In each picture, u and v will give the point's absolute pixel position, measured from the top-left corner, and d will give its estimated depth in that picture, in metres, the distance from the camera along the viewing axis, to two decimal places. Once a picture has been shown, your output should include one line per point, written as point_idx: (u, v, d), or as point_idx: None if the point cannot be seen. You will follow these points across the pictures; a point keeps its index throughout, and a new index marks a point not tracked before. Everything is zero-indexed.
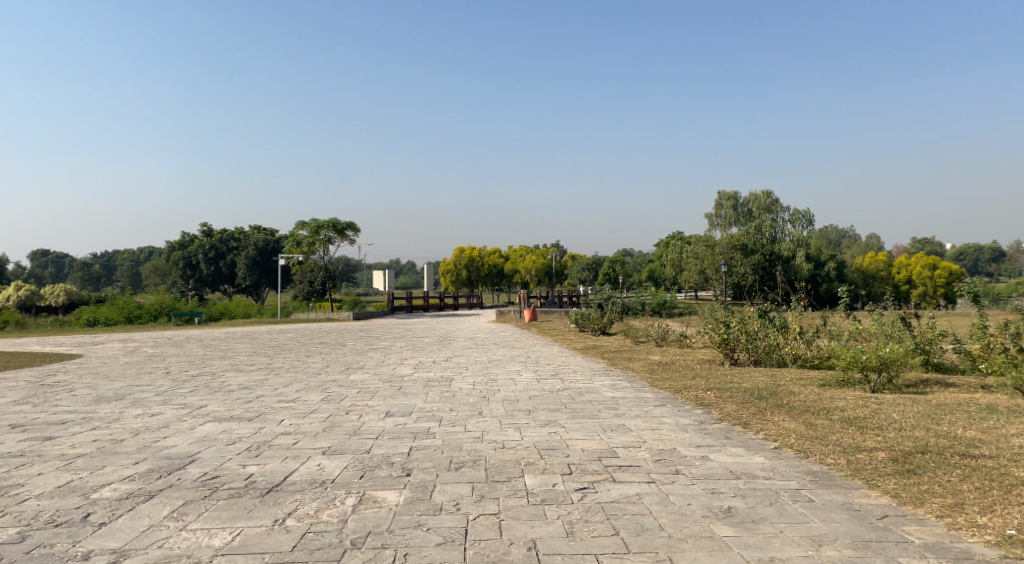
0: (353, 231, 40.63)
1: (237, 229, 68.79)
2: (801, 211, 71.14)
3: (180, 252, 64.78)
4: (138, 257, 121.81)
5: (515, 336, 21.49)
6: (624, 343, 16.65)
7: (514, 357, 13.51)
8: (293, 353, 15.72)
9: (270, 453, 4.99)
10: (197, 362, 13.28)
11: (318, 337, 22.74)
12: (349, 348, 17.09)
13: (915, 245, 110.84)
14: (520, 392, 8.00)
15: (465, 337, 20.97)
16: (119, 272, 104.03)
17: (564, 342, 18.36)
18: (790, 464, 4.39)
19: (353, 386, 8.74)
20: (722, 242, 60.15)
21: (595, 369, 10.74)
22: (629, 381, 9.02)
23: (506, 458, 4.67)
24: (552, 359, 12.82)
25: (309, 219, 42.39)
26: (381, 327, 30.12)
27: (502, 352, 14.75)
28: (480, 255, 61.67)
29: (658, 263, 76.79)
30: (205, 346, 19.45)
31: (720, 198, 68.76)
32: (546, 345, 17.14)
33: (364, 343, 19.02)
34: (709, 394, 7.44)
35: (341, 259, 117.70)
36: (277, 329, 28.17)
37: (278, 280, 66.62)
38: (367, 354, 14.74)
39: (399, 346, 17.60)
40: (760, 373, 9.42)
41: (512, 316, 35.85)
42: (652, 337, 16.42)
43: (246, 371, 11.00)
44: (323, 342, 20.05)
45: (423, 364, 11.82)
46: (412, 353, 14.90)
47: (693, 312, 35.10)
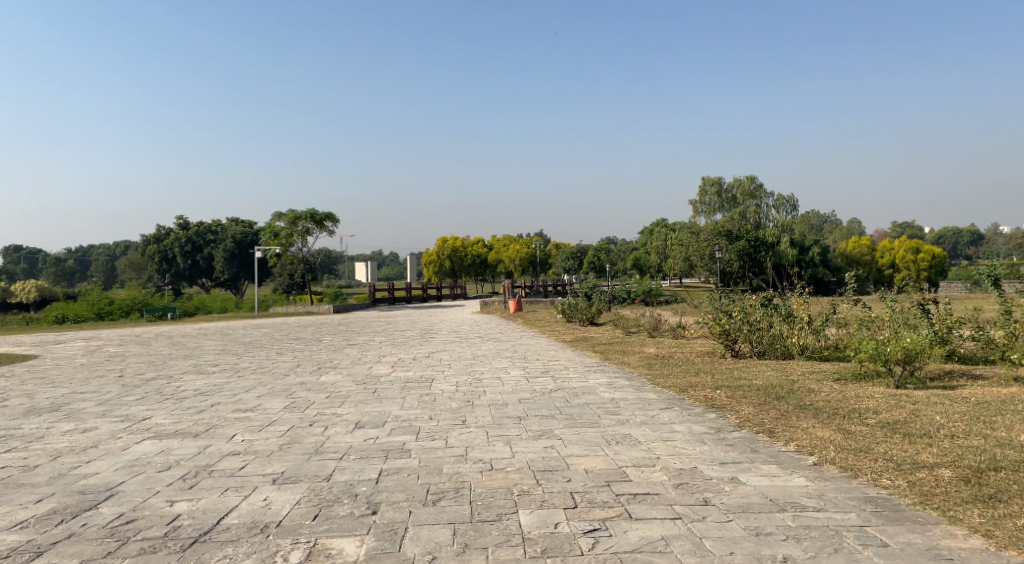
0: (332, 221, 39.57)
1: (215, 221, 67.14)
2: (785, 196, 70.75)
3: (156, 246, 63.09)
4: (114, 252, 119.00)
5: (500, 328, 20.65)
6: (615, 334, 15.89)
7: (500, 352, 12.67)
8: (264, 351, 14.76)
9: (208, 483, 4.13)
10: (157, 363, 12.30)
11: (294, 332, 21.73)
12: (324, 344, 16.16)
13: (896, 228, 111.63)
14: (507, 395, 7.18)
15: (447, 330, 20.12)
16: (94, 266, 101.75)
17: (551, 334, 17.56)
18: (839, 488, 3.60)
19: (321, 390, 7.86)
20: (707, 229, 59.66)
21: (587, 364, 9.94)
22: (626, 378, 8.23)
23: (493, 486, 3.85)
24: (540, 353, 12.02)
25: (285, 210, 41.28)
26: (362, 320, 29.19)
27: (487, 347, 13.92)
28: (463, 246, 60.70)
29: (643, 251, 76.26)
30: (173, 344, 18.38)
31: (704, 182, 67.79)
32: (533, 338, 16.35)
33: (340, 339, 18.06)
34: (720, 393, 6.67)
35: (322, 251, 115.97)
36: (253, 324, 27.12)
37: (257, 273, 65.19)
38: (343, 351, 13.83)
39: (378, 341, 16.69)
40: (768, 367, 8.69)
41: (496, 307, 35.06)
42: (644, 328, 15.69)
43: (207, 373, 10.07)
44: (297, 338, 19.10)
45: (402, 362, 10.96)
46: (390, 349, 14.02)
47: (681, 300, 34.48)
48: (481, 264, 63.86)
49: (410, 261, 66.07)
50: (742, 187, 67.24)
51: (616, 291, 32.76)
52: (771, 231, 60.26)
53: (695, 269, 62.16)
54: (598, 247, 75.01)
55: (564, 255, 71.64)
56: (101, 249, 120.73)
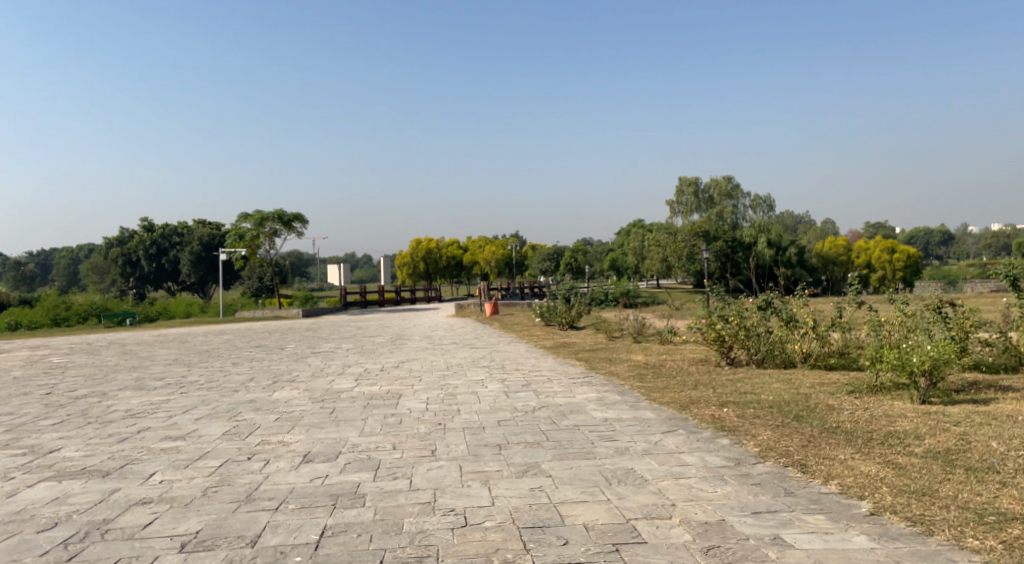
0: (302, 222, 38.23)
1: (182, 223, 65.04)
2: (761, 196, 70.95)
3: (120, 249, 60.82)
4: (77, 255, 115.13)
5: (476, 333, 19.72)
6: (598, 339, 15.09)
7: (476, 360, 11.75)
8: (221, 360, 13.63)
9: (93, 553, 3.14)
10: (96, 375, 11.14)
11: (258, 339, 20.51)
12: (288, 353, 15.08)
13: (868, 230, 113.24)
14: (484, 415, 6.28)
15: (420, 336, 19.12)
16: (56, 271, 98.15)
17: (529, 339, 16.69)
18: (920, 555, 2.80)
19: (272, 411, 6.86)
20: (684, 230, 59.50)
21: (573, 375, 9.09)
22: (617, 392, 7.38)
23: (470, 553, 2.96)
24: (520, 362, 11.14)
25: (253, 211, 39.84)
26: (332, 324, 28.03)
27: (462, 355, 13.00)
28: (438, 248, 59.64)
29: (619, 252, 75.86)
30: (123, 353, 17.08)
31: (681, 182, 67.37)
32: (511, 344, 15.48)
33: (306, 346, 16.96)
34: (729, 412, 5.87)
35: (295, 253, 113.70)
36: (217, 330, 25.80)
37: (226, 277, 63.24)
38: (306, 361, 12.78)
39: (346, 348, 15.66)
40: (772, 377, 7.95)
41: (473, 310, 34.17)
42: (628, 333, 14.94)
43: (148, 389, 8.98)
44: (259, 345, 17.95)
45: (369, 373, 9.98)
46: (358, 358, 13.01)
47: (661, 301, 33.94)
48: (456, 266, 62.80)
49: (384, 263, 64.74)
50: (718, 188, 67.05)
51: (594, 292, 32.10)
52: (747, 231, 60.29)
53: (671, 270, 61.87)
54: (574, 248, 74.43)
55: (540, 257, 70.82)
56: (64, 252, 117.00)
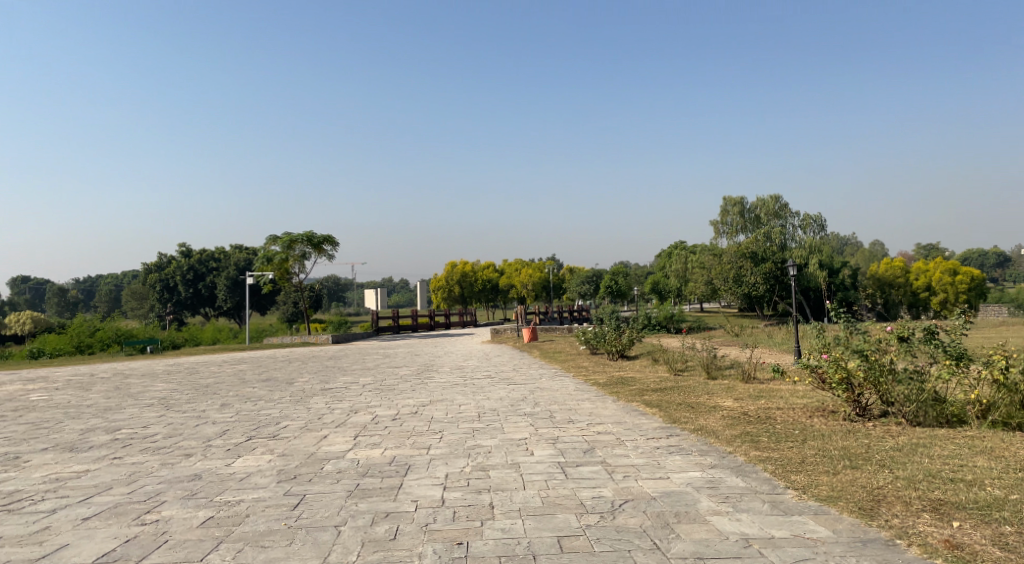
0: (332, 244, 36.49)
1: (218, 248, 64.47)
2: (813, 215, 67.19)
3: (157, 274, 60.43)
4: (119, 281, 117.03)
5: (513, 364, 17.25)
6: (662, 374, 12.46)
7: (516, 404, 9.26)
8: (211, 400, 11.41)
9: None
10: (42, 421, 8.98)
11: (270, 370, 18.39)
12: (294, 389, 12.84)
13: (918, 251, 107.83)
14: (534, 523, 3.78)
15: (450, 368, 16.72)
16: (97, 296, 99.60)
17: (576, 373, 14.16)
18: None
19: (204, 502, 4.46)
20: (730, 251, 56.45)
21: (652, 432, 6.50)
22: (735, 473, 4.82)
23: None
24: (573, 407, 8.62)
25: (282, 232, 38.32)
26: (357, 352, 25.93)
27: (499, 395, 10.51)
28: (473, 271, 57.72)
29: (661, 274, 73.01)
30: (114, 388, 15.03)
31: (726, 203, 64.66)
32: (556, 379, 12.99)
33: (319, 380, 14.71)
34: (976, 540, 3.28)
35: (329, 278, 113.56)
36: (234, 359, 23.89)
37: (261, 302, 62.13)
38: (309, 402, 10.47)
39: (362, 384, 13.34)
40: (962, 448, 5.28)
41: (509, 337, 31.82)
42: (697, 366, 12.32)
43: (79, 446, 6.74)
44: (269, 378, 15.79)
45: (376, 425, 7.57)
46: (373, 398, 10.67)
47: (710, 326, 31.08)
48: (493, 290, 60.74)
49: (419, 288, 62.98)
50: (765, 207, 63.79)
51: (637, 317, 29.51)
52: (796, 251, 56.89)
53: (717, 293, 58.84)
54: (614, 270, 71.74)
55: (578, 280, 68.10)
56: (108, 278, 119.69)
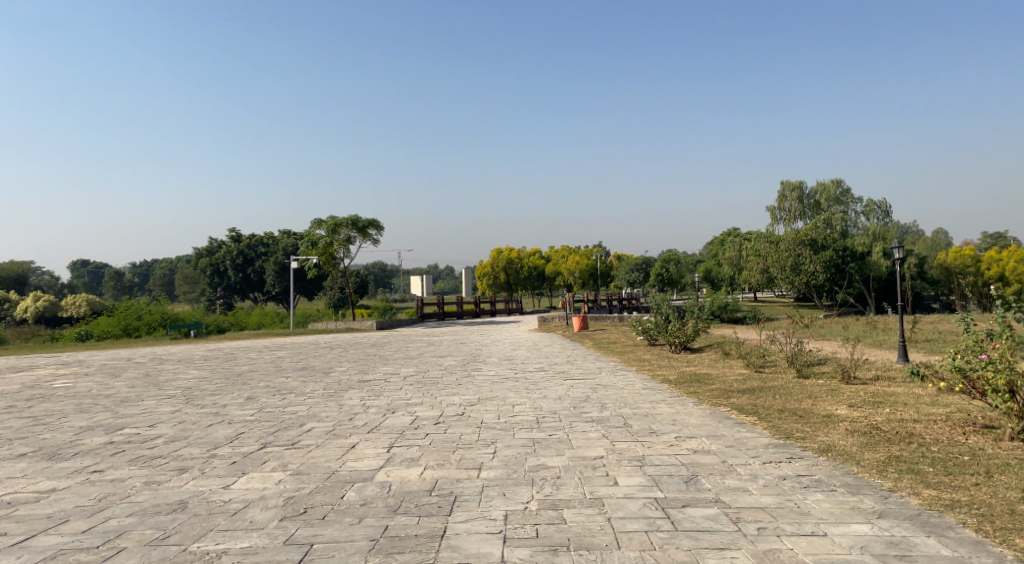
0: (376, 228, 35.69)
1: (267, 234, 64.84)
2: (877, 201, 63.34)
3: (208, 258, 61.15)
4: (175, 265, 120.21)
5: (565, 355, 15.86)
6: (741, 372, 10.86)
7: (579, 405, 7.86)
8: (238, 393, 10.41)
9: None
10: (46, 417, 8.05)
11: (308, 359, 17.47)
12: (328, 381, 11.78)
13: (986, 238, 101.11)
14: None
15: (498, 359, 15.42)
16: (152, 280, 102.35)
17: (640, 368, 12.68)
18: None
19: (171, 556, 3.25)
20: (787, 238, 53.62)
21: (765, 451, 5.02)
22: (922, 530, 3.33)
23: None
24: (649, 412, 7.18)
25: (326, 216, 37.71)
26: (400, 339, 24.97)
27: (556, 393, 9.12)
28: (519, 257, 56.49)
29: (714, 263, 70.45)
30: (144, 376, 14.29)
31: (784, 187, 61.36)
32: (619, 374, 11.55)
33: (356, 370, 13.65)
34: None
35: (375, 264, 114.14)
36: (274, 346, 23.20)
37: (307, 288, 62.21)
38: (342, 397, 9.33)
39: (402, 376, 12.19)
40: None
41: (557, 325, 30.46)
42: (784, 364, 10.66)
43: (64, 454, 5.69)
44: (305, 367, 14.85)
45: (414, 431, 6.29)
46: (414, 394, 9.43)
47: (766, 317, 29.16)
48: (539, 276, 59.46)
49: (464, 274, 62.15)
50: (826, 192, 60.44)
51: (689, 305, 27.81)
52: (859, 239, 53.54)
53: (773, 281, 56.56)
54: (664, 258, 69.40)
55: (627, 267, 66.03)
56: (164, 263, 122.95)
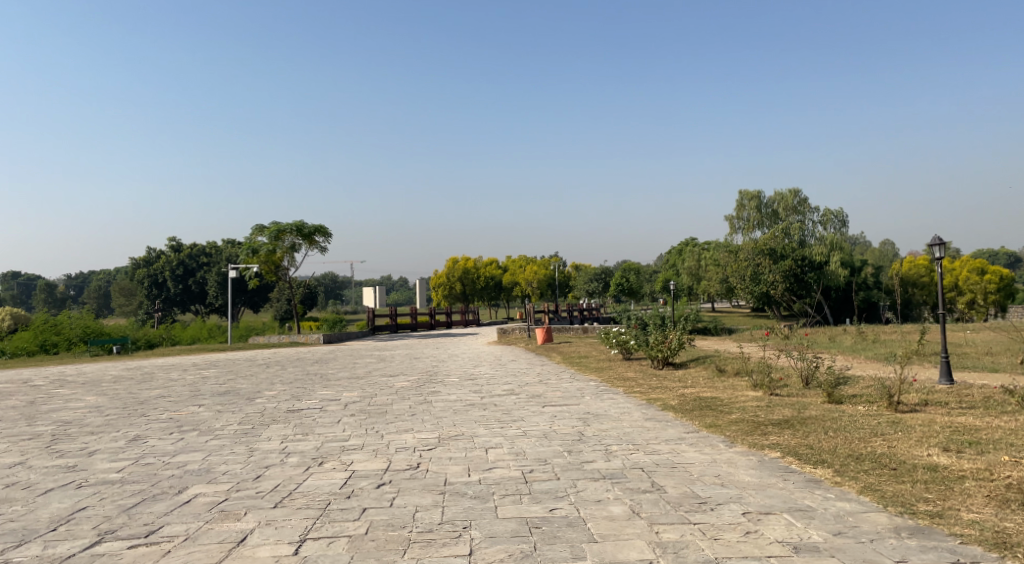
0: (323, 235, 33.15)
1: (211, 243, 61.10)
2: (833, 210, 63.52)
3: (145, 269, 57.04)
4: (113, 276, 113.45)
5: (536, 375, 13.88)
6: (754, 396, 9.09)
7: (576, 450, 5.88)
8: (123, 430, 8.07)
9: None
10: None
11: (236, 380, 15.02)
12: (248, 411, 9.50)
13: (931, 250, 103.93)
14: None
15: (458, 379, 13.31)
16: (88, 293, 96.22)
17: (627, 389, 10.79)
18: None
19: None
20: (746, 247, 52.92)
21: (912, 550, 3.14)
22: None
23: None
24: (677, 462, 5.24)
25: (270, 222, 34.97)
26: (347, 355, 22.58)
27: (538, 428, 7.11)
28: (475, 267, 54.49)
29: (673, 272, 69.78)
30: (26, 405, 11.69)
31: (742, 196, 61.33)
32: (608, 398, 9.64)
33: (287, 395, 11.36)
34: None
35: (325, 275, 110.19)
36: (203, 364, 20.53)
37: (253, 299, 58.70)
38: (258, 438, 7.11)
39: (342, 403, 9.97)
40: None
41: (518, 337, 28.56)
42: (803, 390, 8.93)
43: None
44: (227, 393, 12.42)
45: (346, 506, 4.18)
46: (353, 433, 7.26)
47: (734, 329, 27.92)
48: (496, 287, 57.52)
49: (419, 286, 59.70)
50: (783, 202, 60.15)
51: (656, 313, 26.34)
52: (816, 249, 53.29)
53: (732, 291, 56.02)
54: (623, 267, 68.40)
55: (585, 278, 64.61)
56: (102, 274, 116.05)
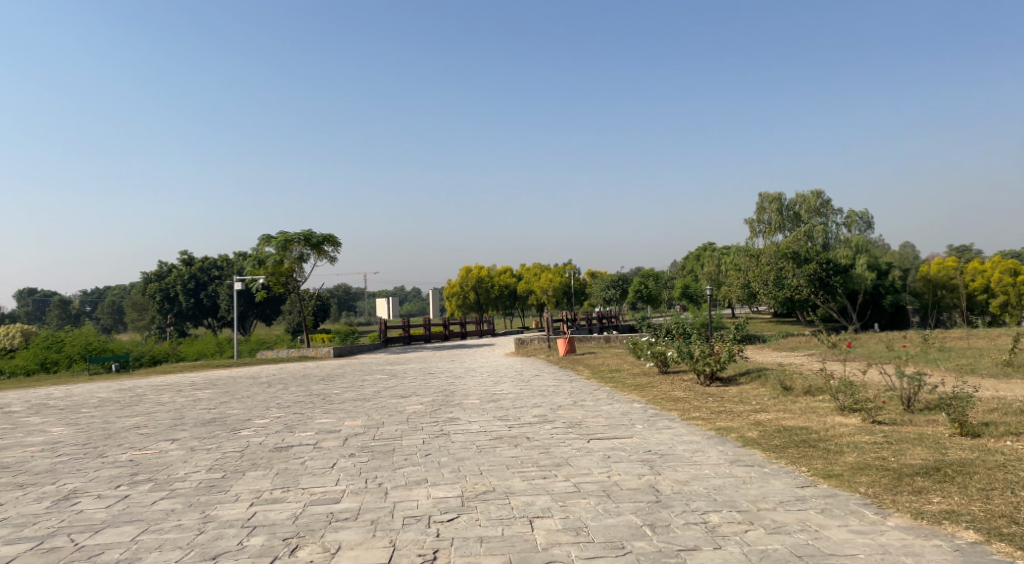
0: (331, 244, 31.58)
1: (221, 256, 59.76)
2: (858, 211, 61.08)
3: (156, 283, 55.68)
4: (126, 291, 112.51)
5: (568, 394, 12.06)
6: (850, 424, 7.26)
7: (663, 523, 4.08)
8: (55, 484, 6.30)
9: None
10: None
11: (229, 404, 13.30)
12: (227, 450, 7.75)
13: (953, 251, 100.66)
14: None
15: (477, 401, 11.50)
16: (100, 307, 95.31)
17: (683, 413, 8.95)
18: None
19: None
20: (769, 251, 50.86)
21: None
22: None
23: None
24: (828, 554, 3.46)
25: (276, 232, 33.46)
26: (355, 370, 20.82)
27: (597, 482, 5.30)
28: (489, 275, 52.82)
29: (693, 277, 67.59)
30: None
31: (763, 199, 59.11)
32: (666, 428, 7.80)
33: (279, 425, 9.60)
34: None
35: (337, 286, 108.92)
36: (199, 384, 18.84)
37: (264, 312, 57.19)
38: (222, 499, 5.33)
39: (340, 438, 8.17)
40: None
41: (537, 349, 26.75)
42: (914, 422, 7.08)
43: None
44: (212, 421, 10.69)
45: None
46: (348, 490, 5.48)
47: (766, 338, 25.93)
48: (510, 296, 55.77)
49: (432, 296, 58.02)
50: (806, 203, 57.85)
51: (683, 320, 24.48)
52: (843, 251, 50.88)
53: (755, 296, 53.74)
54: (642, 274, 66.37)
55: (602, 285, 62.57)
56: (115, 289, 115.17)
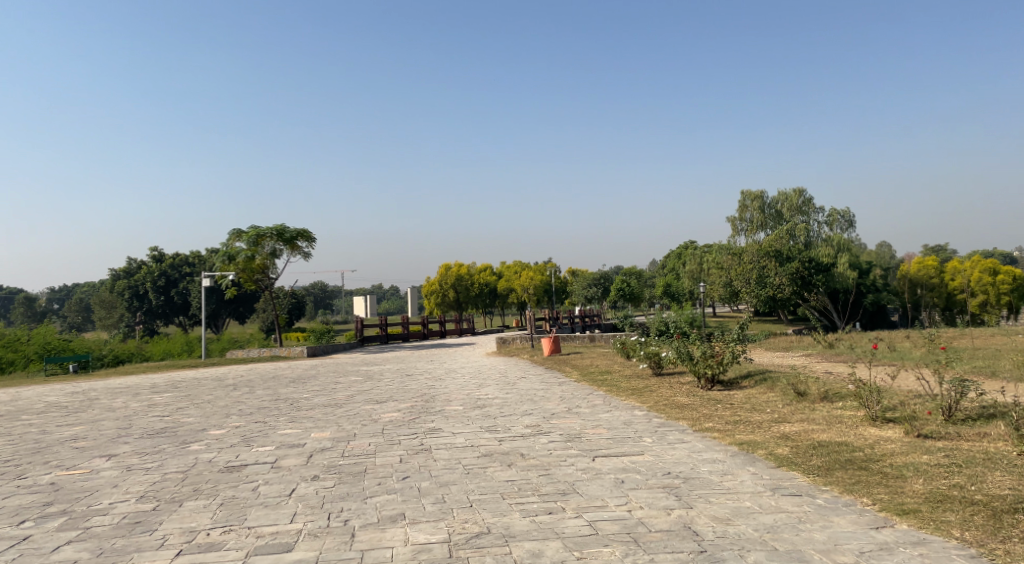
0: (305, 239, 30.17)
1: (193, 252, 57.82)
2: (838, 210, 60.97)
3: (125, 280, 53.59)
4: (95, 288, 109.23)
5: (560, 399, 11.02)
6: (893, 438, 6.33)
7: None
8: None
9: None
10: None
11: (186, 410, 12.04)
12: (168, 471, 6.57)
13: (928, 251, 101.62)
14: None
15: (461, 407, 10.41)
16: (68, 304, 92.20)
17: (695, 423, 7.94)
18: None
19: None
20: (751, 249, 50.47)
21: None
22: None
23: None
24: None
25: (247, 226, 31.95)
26: (330, 371, 19.59)
27: (619, 519, 4.25)
28: (469, 273, 51.66)
29: (675, 276, 67.09)
30: None
31: (745, 197, 58.75)
32: (681, 442, 6.77)
33: (237, 437, 8.43)
34: None
35: (315, 284, 106.83)
36: (158, 386, 17.44)
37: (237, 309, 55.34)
38: (143, 546, 4.18)
39: (304, 454, 7.04)
40: None
41: (520, 348, 25.70)
42: (968, 435, 6.16)
43: None
44: (162, 432, 9.46)
45: None
46: (306, 530, 4.37)
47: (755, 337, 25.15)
48: (491, 294, 54.64)
49: (411, 294, 56.69)
50: (788, 201, 57.42)
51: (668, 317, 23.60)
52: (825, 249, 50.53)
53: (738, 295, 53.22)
54: (624, 273, 65.66)
55: (583, 283, 61.70)
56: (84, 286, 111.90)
